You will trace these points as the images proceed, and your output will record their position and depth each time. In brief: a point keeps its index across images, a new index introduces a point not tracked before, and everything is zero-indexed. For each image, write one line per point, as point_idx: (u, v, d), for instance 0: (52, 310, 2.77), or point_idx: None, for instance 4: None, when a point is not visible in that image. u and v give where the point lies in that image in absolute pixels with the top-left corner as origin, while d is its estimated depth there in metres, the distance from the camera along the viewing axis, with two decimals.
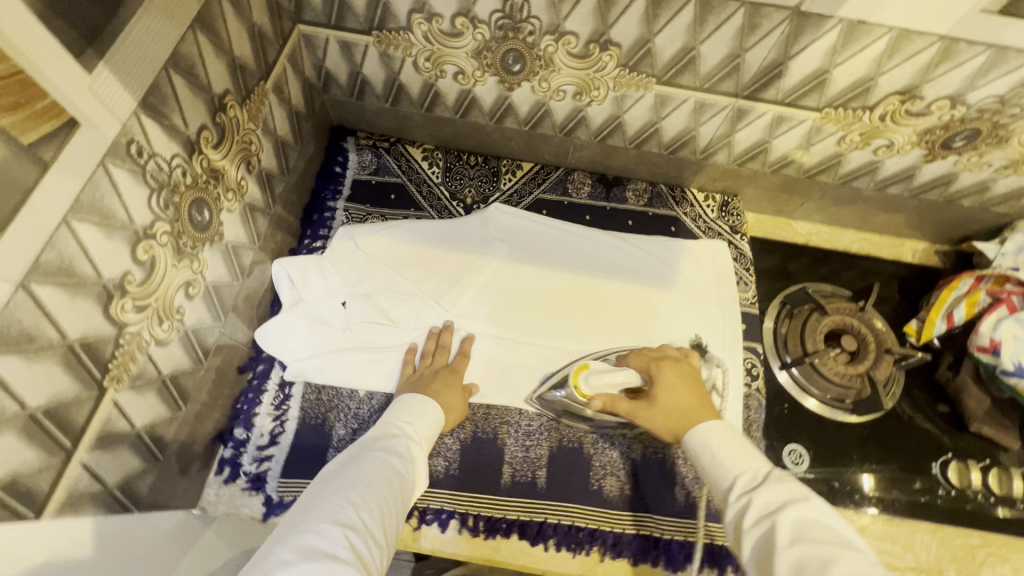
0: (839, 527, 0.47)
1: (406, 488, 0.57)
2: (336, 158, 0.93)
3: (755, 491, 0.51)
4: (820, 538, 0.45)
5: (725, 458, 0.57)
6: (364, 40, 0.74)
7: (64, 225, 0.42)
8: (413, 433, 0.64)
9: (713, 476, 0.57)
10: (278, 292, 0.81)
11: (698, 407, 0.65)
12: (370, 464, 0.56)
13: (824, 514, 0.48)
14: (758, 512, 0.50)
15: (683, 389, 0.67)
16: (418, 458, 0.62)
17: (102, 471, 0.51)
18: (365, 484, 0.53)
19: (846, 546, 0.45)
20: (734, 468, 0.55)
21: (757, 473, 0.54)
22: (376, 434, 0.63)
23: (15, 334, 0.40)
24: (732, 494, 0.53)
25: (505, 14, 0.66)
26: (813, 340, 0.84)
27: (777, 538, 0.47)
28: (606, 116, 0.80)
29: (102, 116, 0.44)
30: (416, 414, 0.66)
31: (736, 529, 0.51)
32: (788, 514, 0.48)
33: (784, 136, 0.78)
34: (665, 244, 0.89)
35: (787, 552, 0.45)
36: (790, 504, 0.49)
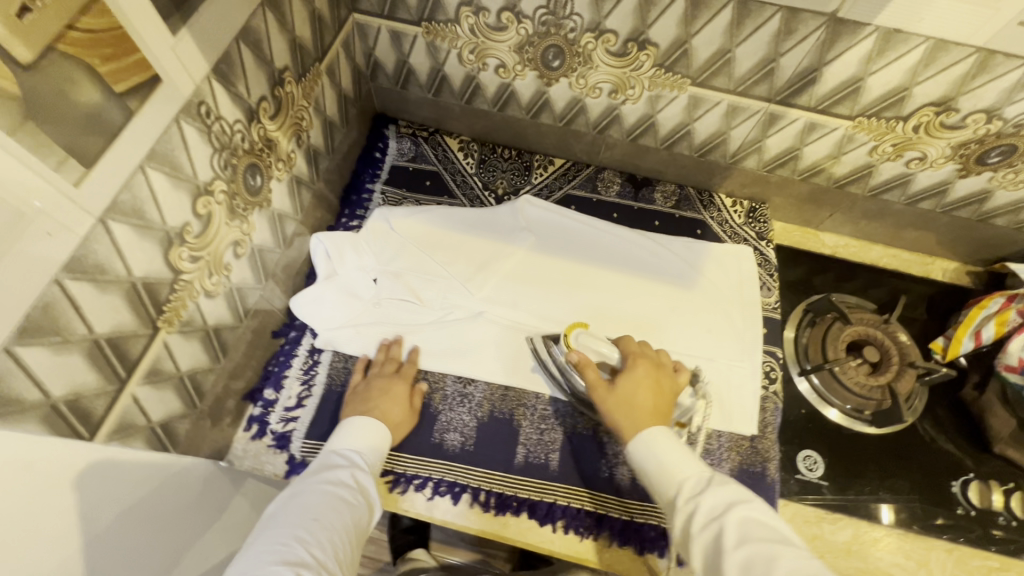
0: (772, 524, 0.54)
1: (354, 516, 0.61)
2: (377, 144, 0.97)
3: (703, 494, 0.57)
4: (761, 538, 0.51)
5: (667, 461, 0.61)
6: (413, 31, 0.79)
7: (141, 171, 0.46)
8: (361, 461, 0.67)
9: (655, 481, 0.62)
10: (315, 265, 0.85)
11: (651, 413, 0.66)
12: (315, 500, 0.60)
13: (762, 514, 0.54)
14: (706, 515, 0.55)
15: (645, 390, 0.68)
16: (367, 485, 0.65)
17: (148, 406, 0.55)
18: (312, 521, 0.57)
19: (784, 542, 0.51)
20: (682, 471, 0.60)
21: (701, 477, 0.59)
22: (321, 464, 0.66)
23: (91, 264, 0.44)
24: (680, 499, 0.58)
25: (549, 10, 0.70)
26: (834, 349, 0.84)
27: (724, 540, 0.52)
28: (640, 115, 0.83)
29: (180, 76, 0.48)
30: (361, 442, 0.69)
31: (682, 534, 0.56)
32: (732, 516, 0.54)
33: (816, 143, 0.80)
34: (689, 245, 0.91)
35: (735, 553, 0.50)
36: (734, 506, 0.54)
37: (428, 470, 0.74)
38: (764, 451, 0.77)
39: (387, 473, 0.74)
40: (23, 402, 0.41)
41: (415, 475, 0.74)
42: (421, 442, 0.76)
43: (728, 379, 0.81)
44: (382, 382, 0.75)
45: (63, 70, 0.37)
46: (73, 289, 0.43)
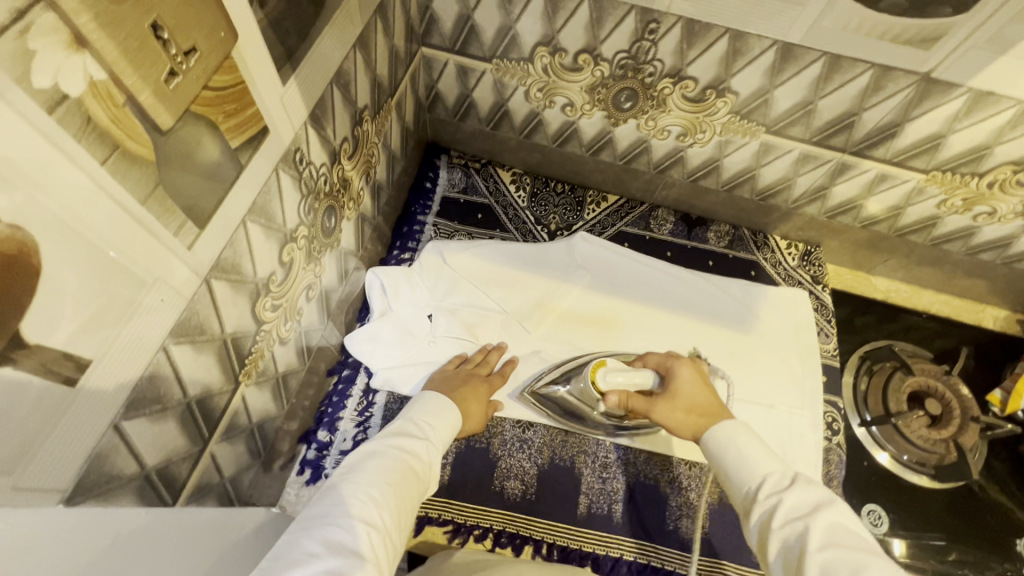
0: (863, 536, 0.44)
1: (419, 491, 0.53)
2: (428, 174, 0.96)
3: (786, 492, 0.49)
4: (852, 543, 0.43)
5: (751, 459, 0.54)
6: (483, 67, 0.77)
7: (242, 226, 0.44)
8: (432, 436, 0.60)
9: (734, 476, 0.55)
10: (368, 299, 0.83)
11: (716, 402, 0.64)
12: (385, 462, 0.52)
13: (855, 521, 0.45)
14: (788, 514, 0.47)
15: (699, 385, 0.66)
16: (433, 462, 0.58)
17: (221, 463, 0.53)
18: (385, 483, 0.50)
19: (872, 553, 0.42)
20: (765, 465, 0.53)
21: (785, 475, 0.51)
22: (395, 430, 0.59)
23: (192, 325, 0.41)
24: (759, 496, 0.51)
25: (630, 55, 0.69)
26: (896, 401, 0.84)
27: (805, 540, 0.44)
28: (705, 158, 0.82)
29: (283, 124, 0.46)
30: (439, 418, 0.63)
31: (761, 532, 0.48)
32: (818, 518, 0.45)
33: (884, 193, 0.79)
34: (746, 287, 0.90)
35: (817, 553, 0.42)
36: (823, 507, 0.46)
37: (488, 520, 0.72)
38: None
39: (447, 523, 0.71)
40: (121, 476, 0.38)
41: (475, 525, 0.72)
42: (480, 490, 0.73)
43: (789, 429, 0.79)
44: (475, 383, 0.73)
45: (192, 130, 0.35)
46: (175, 354, 0.40)
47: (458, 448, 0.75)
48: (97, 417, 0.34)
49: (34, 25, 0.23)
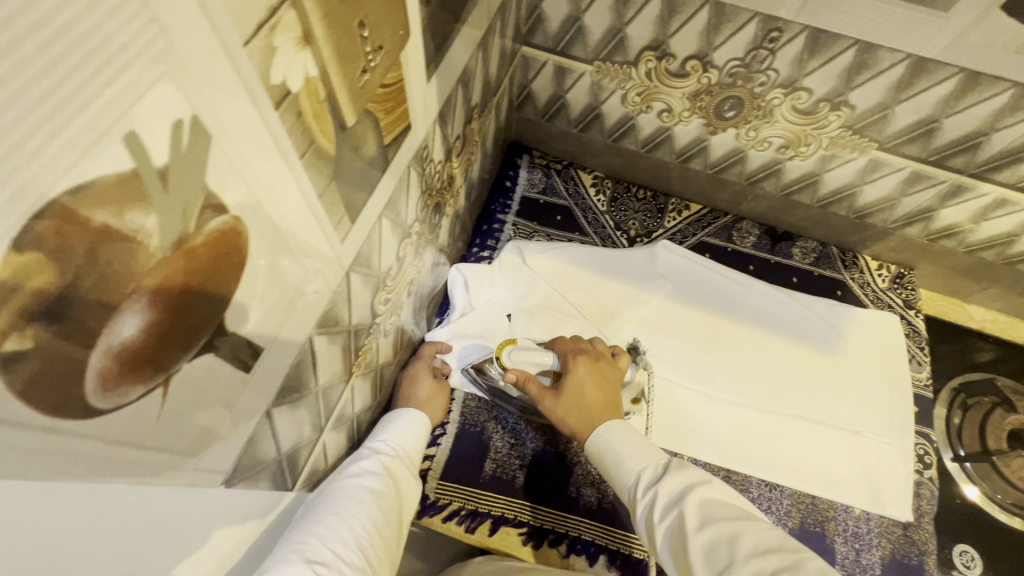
0: (721, 503, 0.48)
1: (391, 504, 0.51)
2: (508, 173, 0.96)
3: (659, 482, 0.51)
4: (724, 515, 0.46)
5: (627, 454, 0.55)
6: (582, 68, 0.77)
7: (379, 221, 0.45)
8: (389, 447, 0.57)
9: (617, 475, 0.55)
10: (449, 295, 0.84)
11: (601, 406, 0.62)
12: (345, 486, 0.49)
13: (719, 491, 0.49)
14: (666, 501, 0.49)
15: (592, 385, 0.64)
16: (399, 475, 0.55)
17: (329, 450, 0.54)
18: (349, 503, 0.47)
19: (743, 518, 0.46)
20: (640, 456, 0.55)
21: (658, 462, 0.53)
22: (347, 459, 0.55)
23: (332, 316, 0.42)
24: (637, 492, 0.52)
25: (743, 63, 0.67)
26: (995, 438, 0.80)
27: (685, 524, 0.47)
28: (804, 171, 0.79)
29: (421, 121, 0.46)
30: (391, 431, 0.59)
31: (648, 527, 0.50)
32: (692, 497, 0.48)
33: (998, 219, 0.75)
34: (833, 307, 0.86)
35: (698, 535, 0.45)
36: (694, 486, 0.49)
37: (562, 525, 0.71)
38: (921, 543, 0.72)
39: (523, 525, 0.71)
40: (263, 461, 0.39)
41: (551, 529, 0.71)
42: (557, 495, 0.73)
43: (877, 459, 0.76)
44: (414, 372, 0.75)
45: (364, 127, 0.35)
46: (316, 344, 0.41)
47: (534, 450, 0.75)
48: (257, 403, 0.35)
49: (282, 22, 0.24)
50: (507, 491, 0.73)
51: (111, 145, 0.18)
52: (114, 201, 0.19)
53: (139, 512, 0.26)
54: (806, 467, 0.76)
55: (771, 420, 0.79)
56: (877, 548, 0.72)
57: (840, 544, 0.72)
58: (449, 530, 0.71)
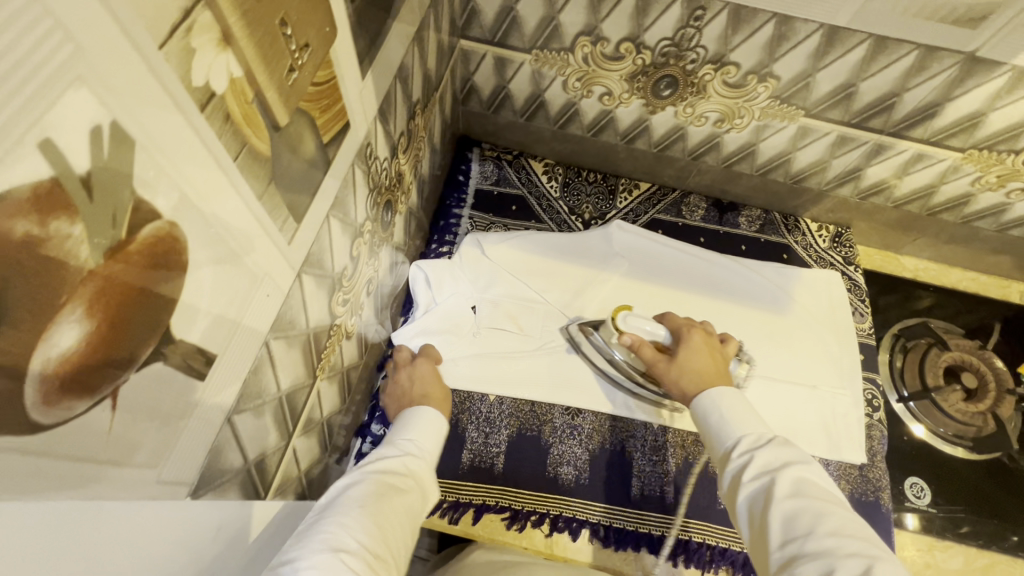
0: (813, 486, 0.46)
1: (414, 503, 0.50)
2: (460, 167, 0.96)
3: (757, 450, 0.50)
4: (818, 497, 0.45)
5: (734, 420, 0.55)
6: (522, 58, 0.78)
7: (326, 221, 0.45)
8: (414, 447, 0.56)
9: (716, 435, 0.55)
10: (412, 293, 0.84)
11: (716, 372, 0.63)
12: (368, 481, 0.48)
13: (819, 475, 0.48)
14: (758, 468, 0.49)
15: (707, 356, 0.65)
16: (423, 475, 0.54)
17: (300, 456, 0.54)
18: (373, 497, 0.46)
19: (834, 504, 0.45)
20: (743, 425, 0.54)
21: (761, 435, 0.52)
22: (371, 456, 0.54)
23: (287, 320, 0.42)
24: (732, 453, 0.52)
25: (673, 42, 0.69)
26: (933, 375, 0.86)
27: (773, 492, 0.46)
28: (741, 143, 0.83)
29: (360, 119, 0.46)
30: (415, 429, 0.58)
31: (732, 485, 0.50)
32: (789, 472, 0.47)
33: (919, 173, 0.80)
34: (780, 270, 0.91)
35: (783, 503, 0.45)
36: (792, 464, 0.48)
37: (543, 505, 0.73)
38: (875, 480, 0.78)
39: (504, 510, 0.73)
40: (229, 470, 0.39)
41: (532, 510, 0.73)
42: (535, 477, 0.75)
43: (831, 408, 0.81)
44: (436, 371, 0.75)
45: (299, 127, 0.35)
46: (273, 348, 0.41)
47: (510, 436, 0.77)
48: (214, 413, 0.34)
49: (197, 24, 0.24)
50: (487, 479, 0.74)
51: (26, 153, 0.18)
52: (37, 210, 0.19)
53: (107, 529, 0.26)
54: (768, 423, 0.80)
55: None
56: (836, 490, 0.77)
57: None
58: (432, 524, 0.72)
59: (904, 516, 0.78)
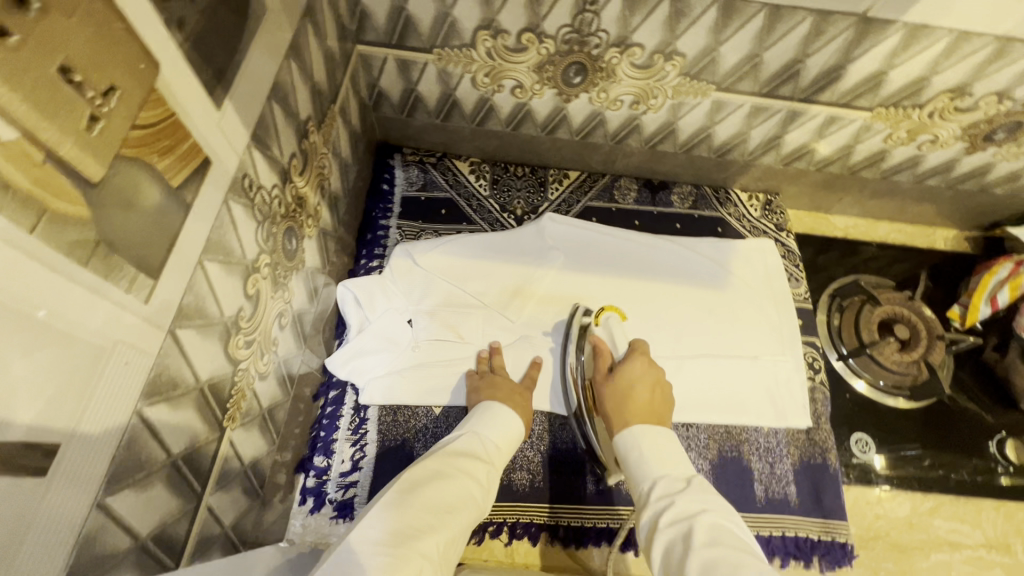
0: (725, 534, 0.49)
1: (479, 514, 0.59)
2: (383, 175, 0.93)
3: (675, 495, 0.55)
4: (730, 544, 0.48)
5: (653, 458, 0.60)
6: (424, 58, 0.74)
7: (199, 266, 0.41)
8: (498, 458, 0.65)
9: (637, 475, 0.60)
10: (343, 314, 0.80)
11: (647, 407, 0.66)
12: (463, 484, 0.57)
13: (732, 521, 0.51)
14: (674, 514, 0.53)
15: (648, 385, 0.68)
16: (492, 486, 0.63)
17: (220, 512, 0.51)
18: (460, 505, 0.55)
19: (744, 551, 0.48)
20: (662, 469, 0.59)
21: (679, 478, 0.57)
22: (466, 447, 0.63)
23: (164, 381, 0.39)
24: (652, 495, 0.56)
25: (574, 28, 0.67)
26: (868, 331, 0.87)
27: (689, 540, 0.49)
28: (660, 123, 0.82)
29: (225, 151, 0.43)
30: (501, 434, 0.67)
31: (650, 531, 0.54)
32: (703, 519, 0.51)
33: (834, 135, 0.81)
34: (715, 244, 0.91)
35: (698, 552, 0.47)
36: (706, 512, 0.52)
37: (500, 514, 0.72)
38: (821, 442, 0.79)
39: None
40: (115, 553, 0.36)
41: (490, 520, 0.71)
42: None
43: (776, 376, 0.82)
44: (498, 377, 0.75)
45: (128, 177, 0.32)
46: (151, 416, 0.38)
47: None
48: (72, 501, 0.31)
49: None
50: None
51: None
52: None
53: None
54: (715, 400, 0.80)
55: (679, 363, 0.82)
56: (787, 457, 0.78)
57: (755, 463, 0.78)
58: None
59: (870, 459, 0.81)
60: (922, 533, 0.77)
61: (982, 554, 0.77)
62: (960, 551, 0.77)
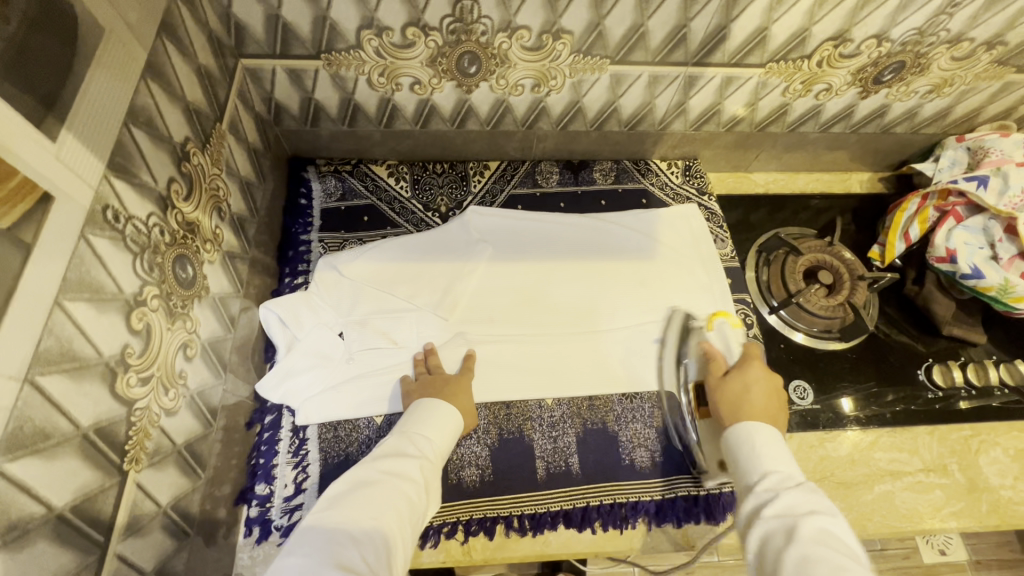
0: (835, 539, 0.50)
1: (421, 508, 0.59)
2: (300, 190, 0.90)
3: (782, 492, 0.56)
4: (837, 549, 0.49)
5: (766, 454, 0.61)
6: (313, 65, 0.72)
7: (58, 307, 0.39)
8: (430, 448, 0.65)
9: (744, 464, 0.62)
10: (270, 336, 0.78)
11: (762, 408, 0.68)
12: (389, 485, 0.58)
13: (846, 533, 0.51)
14: (781, 508, 0.54)
15: (764, 390, 0.70)
16: (431, 477, 0.63)
17: (137, 558, 0.49)
18: (388, 507, 0.56)
19: (855, 561, 0.48)
20: (771, 464, 0.60)
21: (791, 477, 0.58)
22: (392, 449, 0.63)
23: (29, 433, 0.37)
24: (759, 486, 0.58)
25: (456, 18, 0.66)
26: (794, 281, 0.89)
27: (795, 533, 0.51)
28: (565, 103, 0.82)
29: (74, 185, 0.41)
30: (431, 428, 0.67)
31: (751, 517, 0.56)
32: (811, 520, 0.52)
33: (734, 94, 0.82)
34: (640, 216, 0.92)
35: (801, 547, 0.49)
36: (818, 514, 0.52)
37: (453, 514, 0.71)
38: None
39: None
40: None
41: (444, 521, 0.71)
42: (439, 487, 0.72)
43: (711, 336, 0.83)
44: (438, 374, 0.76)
45: None
46: (15, 473, 0.36)
47: None
48: None
49: None
50: None
51: None
52: None
53: None
54: (646, 370, 0.81)
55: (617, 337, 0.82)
56: None
57: None
58: None
59: (839, 403, 0.84)
60: (865, 468, 0.79)
61: (923, 479, 0.78)
62: (903, 479, 0.78)
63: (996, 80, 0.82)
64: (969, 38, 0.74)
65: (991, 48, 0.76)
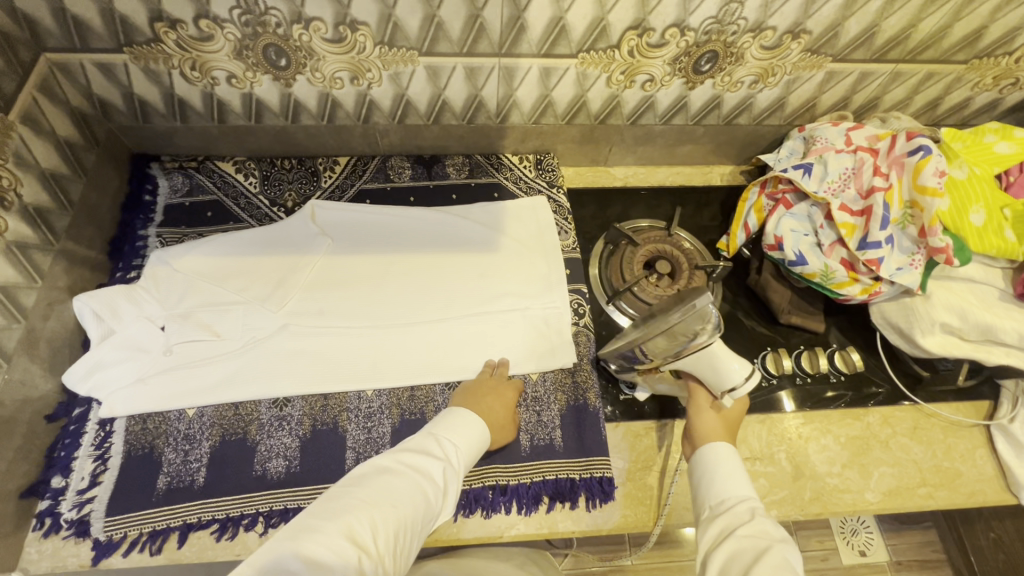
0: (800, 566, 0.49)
1: (433, 508, 0.56)
2: (145, 186, 0.90)
3: (753, 513, 0.55)
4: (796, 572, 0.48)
5: (738, 479, 0.59)
6: (120, 59, 0.73)
7: None
8: (455, 456, 0.62)
9: (716, 483, 0.59)
10: (86, 330, 0.77)
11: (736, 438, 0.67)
12: (410, 476, 0.56)
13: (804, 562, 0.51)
14: (747, 528, 0.53)
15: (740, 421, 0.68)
16: (451, 485, 0.60)
17: None
18: (407, 498, 0.54)
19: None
20: (744, 489, 0.58)
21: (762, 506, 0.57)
22: (417, 445, 0.62)
23: None
24: (729, 504, 0.57)
25: (244, 10, 0.67)
26: (631, 271, 0.90)
27: (759, 549, 0.50)
28: (392, 96, 0.83)
29: None
30: (462, 436, 0.64)
31: (719, 535, 0.54)
32: (778, 542, 0.51)
33: (559, 86, 0.83)
34: (486, 209, 0.93)
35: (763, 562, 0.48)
36: (781, 539, 0.52)
37: (253, 505, 0.70)
38: (583, 383, 0.81)
39: (210, 523, 0.69)
40: None
41: (241, 514, 0.70)
42: (239, 479, 0.71)
43: (545, 323, 0.85)
44: (479, 379, 0.77)
45: None
46: None
47: (214, 446, 0.73)
48: None
49: None
50: (187, 497, 0.70)
51: None
52: None
53: None
54: (476, 360, 0.81)
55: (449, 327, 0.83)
56: (554, 404, 0.79)
57: (523, 413, 0.78)
58: (133, 562, 0.67)
59: (781, 402, 0.82)
60: None
61: (747, 469, 0.77)
62: None
63: (818, 70, 0.83)
64: (770, 27, 0.75)
65: (798, 37, 0.77)
